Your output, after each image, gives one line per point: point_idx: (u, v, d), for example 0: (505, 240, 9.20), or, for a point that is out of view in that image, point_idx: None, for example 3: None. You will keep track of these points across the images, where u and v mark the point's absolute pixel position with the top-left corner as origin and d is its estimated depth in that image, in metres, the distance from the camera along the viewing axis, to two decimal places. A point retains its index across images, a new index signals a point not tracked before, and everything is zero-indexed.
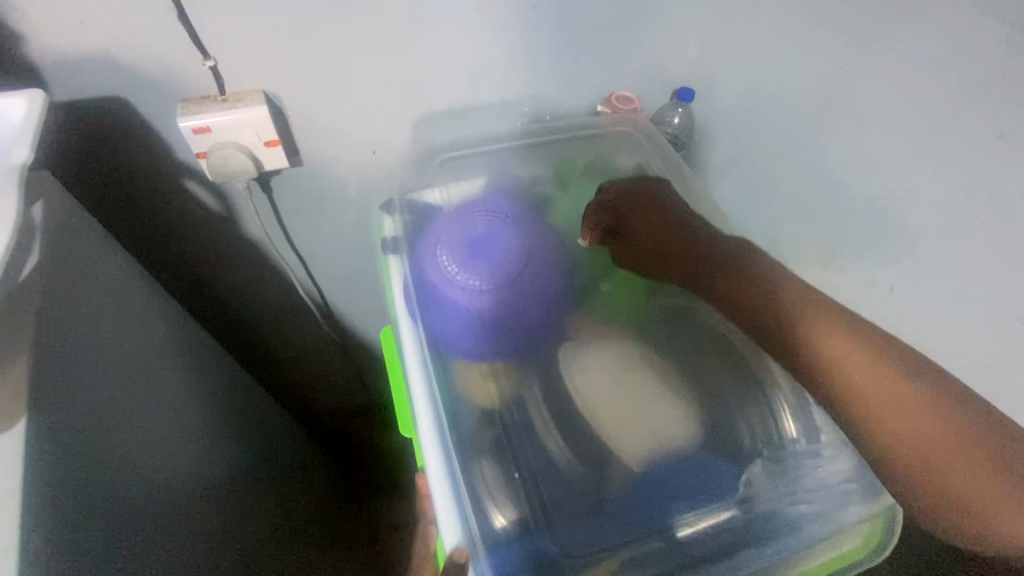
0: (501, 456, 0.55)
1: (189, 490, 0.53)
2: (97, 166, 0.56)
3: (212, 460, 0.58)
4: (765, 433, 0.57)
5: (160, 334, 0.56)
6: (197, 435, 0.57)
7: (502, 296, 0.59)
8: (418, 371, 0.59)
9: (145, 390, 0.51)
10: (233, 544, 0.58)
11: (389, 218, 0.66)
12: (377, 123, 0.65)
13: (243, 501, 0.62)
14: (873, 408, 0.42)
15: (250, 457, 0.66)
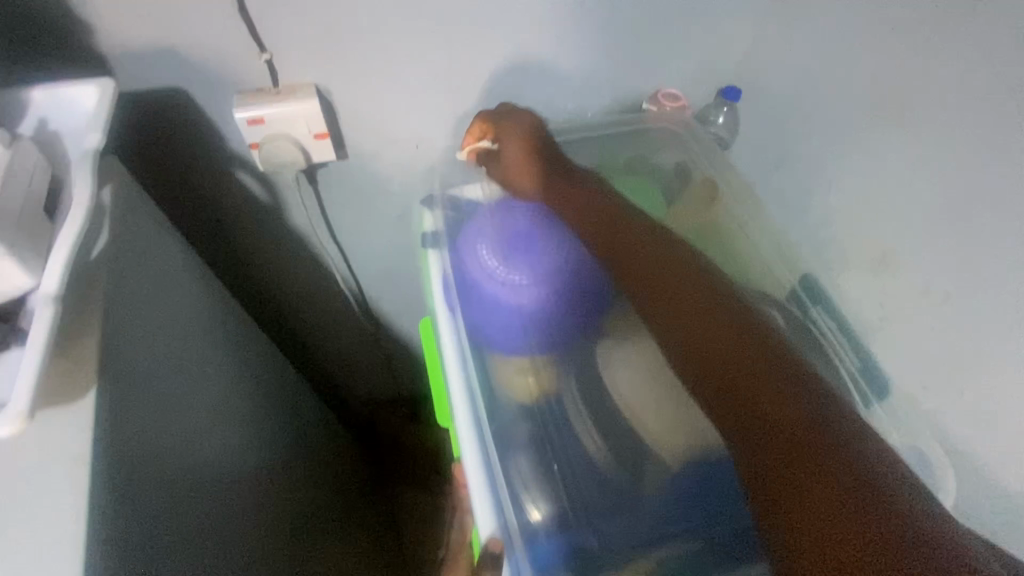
0: (541, 450, 0.52)
1: (239, 443, 0.55)
2: (160, 150, 0.61)
3: (256, 420, 0.60)
4: None
5: (211, 304, 0.59)
6: (244, 395, 0.59)
7: (545, 292, 0.56)
8: (457, 364, 0.56)
9: (200, 347, 0.53)
10: (277, 503, 0.59)
11: (430, 211, 0.64)
12: (423, 119, 0.67)
13: (281, 470, 0.63)
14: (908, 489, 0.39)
15: (286, 429, 0.68)
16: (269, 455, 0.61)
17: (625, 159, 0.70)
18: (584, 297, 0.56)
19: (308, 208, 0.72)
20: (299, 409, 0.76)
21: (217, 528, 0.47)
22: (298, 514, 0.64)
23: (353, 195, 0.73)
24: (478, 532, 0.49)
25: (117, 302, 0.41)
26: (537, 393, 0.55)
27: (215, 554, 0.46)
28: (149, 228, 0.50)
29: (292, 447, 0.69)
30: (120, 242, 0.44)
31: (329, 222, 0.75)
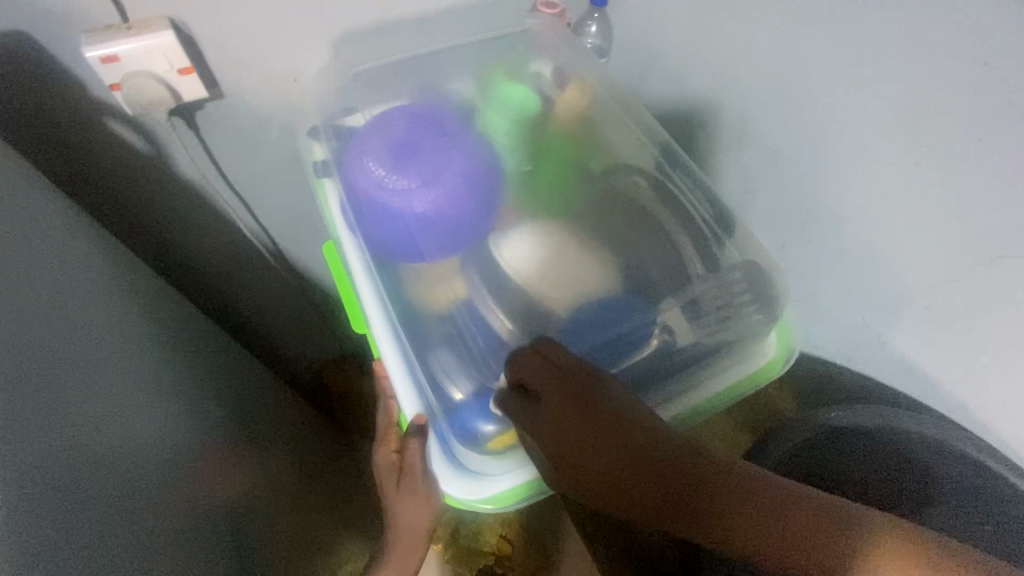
0: (458, 342, 0.55)
1: (148, 383, 0.57)
2: (12, 100, 0.58)
3: (167, 368, 0.61)
4: (674, 272, 0.55)
5: (99, 255, 0.58)
6: (152, 345, 0.61)
7: (437, 191, 0.56)
8: (364, 277, 0.58)
9: (92, 293, 0.54)
10: (196, 443, 0.61)
11: (317, 142, 0.65)
12: (295, 48, 0.66)
13: (200, 416, 0.64)
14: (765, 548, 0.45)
15: (204, 381, 0.69)
16: (185, 401, 0.62)
17: (503, 70, 0.70)
18: (476, 195, 0.57)
19: (194, 157, 0.71)
20: (220, 362, 0.76)
21: (124, 450, 0.49)
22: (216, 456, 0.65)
23: (237, 134, 0.72)
24: (404, 413, 0.52)
25: None
26: (450, 299, 0.56)
27: (115, 483, 0.46)
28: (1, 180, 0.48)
29: (213, 396, 0.69)
30: None
31: (217, 166, 0.74)
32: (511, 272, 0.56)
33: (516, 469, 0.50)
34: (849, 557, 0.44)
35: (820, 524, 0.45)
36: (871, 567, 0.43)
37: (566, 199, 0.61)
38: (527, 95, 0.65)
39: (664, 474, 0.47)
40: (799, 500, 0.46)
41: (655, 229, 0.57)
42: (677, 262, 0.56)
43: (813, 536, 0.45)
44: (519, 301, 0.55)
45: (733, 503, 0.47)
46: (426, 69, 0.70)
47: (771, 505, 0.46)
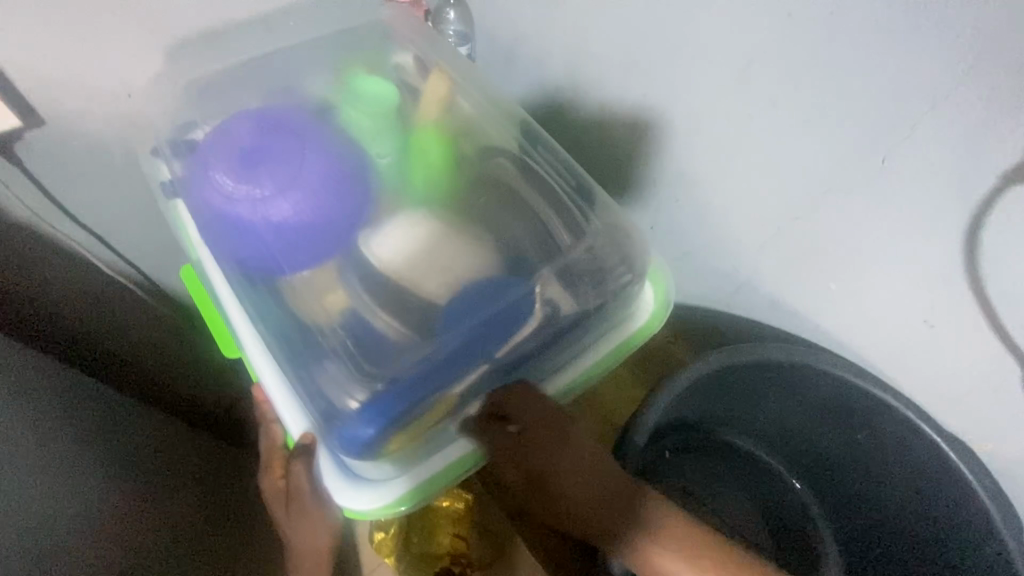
0: (346, 352, 0.51)
1: (9, 441, 0.52)
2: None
3: (41, 424, 0.57)
4: (547, 245, 0.56)
5: None
6: (19, 398, 0.55)
7: (294, 197, 0.54)
8: (232, 299, 0.54)
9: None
10: (64, 504, 0.56)
11: (162, 162, 0.60)
12: (120, 64, 0.61)
13: (81, 473, 0.59)
14: None
15: (91, 425, 0.64)
16: (60, 457, 0.57)
17: (359, 64, 0.67)
18: (338, 197, 0.55)
19: (21, 194, 0.63)
20: (104, 404, 0.69)
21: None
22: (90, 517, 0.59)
23: (66, 162, 0.65)
24: (291, 433, 0.50)
25: None
26: (331, 309, 0.53)
27: None
28: None
29: (103, 442, 0.64)
30: None
31: (54, 202, 0.66)
32: (382, 264, 0.54)
33: (409, 468, 0.49)
34: None
35: None
36: None
37: (437, 188, 0.59)
38: (386, 90, 0.63)
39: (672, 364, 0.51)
40: None
41: (525, 209, 0.57)
42: (550, 237, 0.56)
43: None
44: (398, 295, 0.53)
45: None
46: (273, 72, 0.66)
47: None
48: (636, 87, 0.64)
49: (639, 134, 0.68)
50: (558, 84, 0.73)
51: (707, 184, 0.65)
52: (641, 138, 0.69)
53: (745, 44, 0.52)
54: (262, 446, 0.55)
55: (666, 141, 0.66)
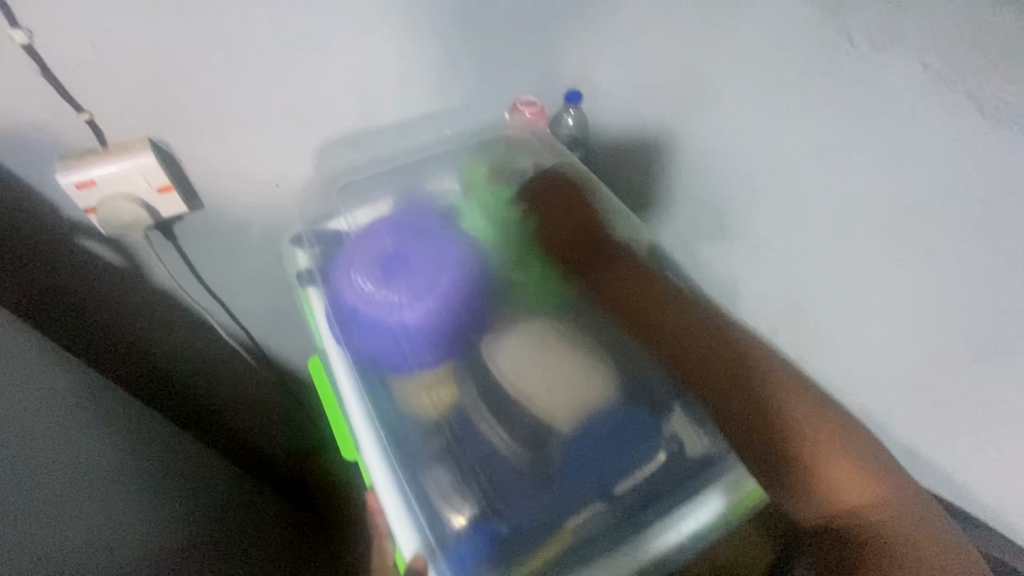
0: (455, 462, 0.53)
1: (94, 468, 0.54)
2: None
3: (144, 462, 0.62)
4: (677, 378, 0.55)
5: (76, 385, 0.58)
6: (139, 472, 0.60)
7: (427, 304, 0.56)
8: (353, 396, 0.55)
9: (59, 397, 0.55)
10: (142, 532, 0.56)
11: (301, 251, 0.64)
12: (278, 158, 0.66)
13: (161, 509, 0.61)
14: (823, 476, 0.49)
15: (194, 473, 0.71)
16: (147, 490, 0.60)
17: (486, 167, 0.70)
18: (466, 305, 0.57)
19: (171, 264, 0.69)
20: (197, 476, 0.72)
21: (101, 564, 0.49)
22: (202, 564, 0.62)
23: (213, 241, 0.70)
24: (400, 550, 0.49)
25: None
26: (442, 408, 0.55)
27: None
28: None
29: (202, 521, 0.67)
30: None
31: (196, 274, 0.72)
32: (501, 376, 0.53)
33: None
34: (821, 454, 0.49)
35: (728, 364, 0.54)
36: (833, 468, 0.49)
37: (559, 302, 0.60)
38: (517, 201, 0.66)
39: (689, 334, 0.56)
40: (781, 371, 0.53)
41: (653, 334, 0.57)
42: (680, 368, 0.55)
43: (745, 394, 0.52)
44: (517, 413, 0.52)
45: (710, 347, 0.55)
46: (408, 172, 0.70)
47: (738, 357, 0.54)
48: None
49: (765, 257, 0.67)
50: (680, 197, 0.73)
51: None
52: (767, 261, 0.67)
53: None
54: (375, 556, 0.57)
55: None
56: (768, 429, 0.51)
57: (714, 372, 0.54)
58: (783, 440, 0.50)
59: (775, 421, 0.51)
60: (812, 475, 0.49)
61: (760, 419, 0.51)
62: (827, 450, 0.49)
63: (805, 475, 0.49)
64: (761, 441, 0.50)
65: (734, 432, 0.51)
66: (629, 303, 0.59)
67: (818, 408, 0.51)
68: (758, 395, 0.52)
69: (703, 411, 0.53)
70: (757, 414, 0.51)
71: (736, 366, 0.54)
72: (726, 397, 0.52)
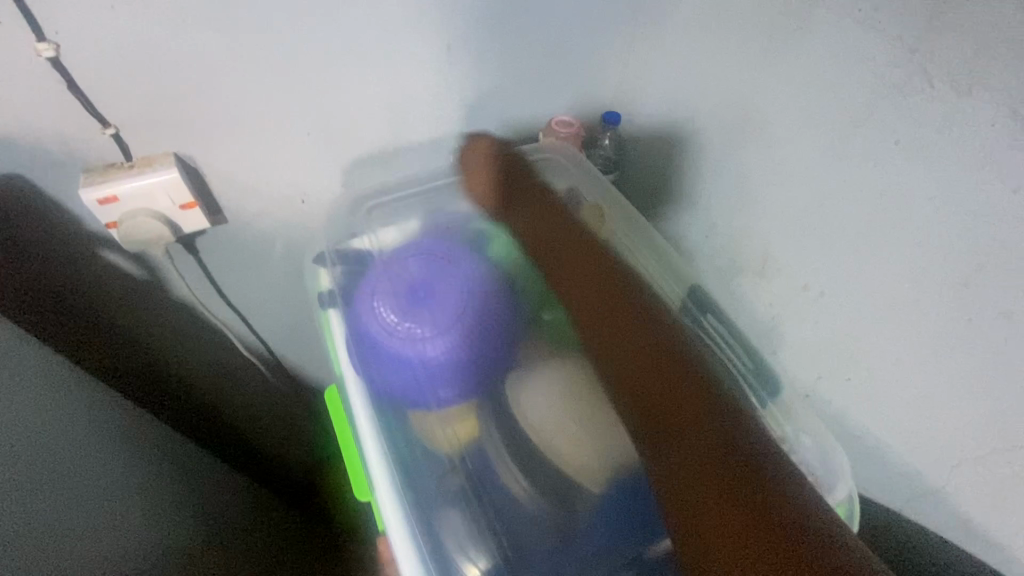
0: (472, 508, 0.50)
1: (101, 478, 0.52)
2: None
3: (151, 471, 0.59)
4: None
5: (103, 405, 0.58)
6: (163, 494, 0.59)
7: (452, 338, 0.52)
8: (370, 432, 0.52)
9: (86, 419, 0.54)
10: (155, 543, 0.55)
11: (324, 270, 0.62)
12: (303, 175, 0.64)
13: (173, 518, 0.59)
14: (703, 453, 0.42)
15: (204, 481, 0.68)
16: (156, 499, 0.58)
17: None
18: (490, 335, 0.53)
19: (191, 278, 0.67)
20: (222, 492, 0.71)
21: None
22: None
23: (235, 256, 0.68)
24: None
25: None
26: (460, 443, 0.53)
27: None
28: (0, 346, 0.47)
29: (225, 542, 0.66)
30: None
31: (217, 288, 0.70)
32: (529, 427, 0.52)
33: None
34: (719, 431, 0.43)
35: (648, 357, 0.50)
36: (727, 442, 0.42)
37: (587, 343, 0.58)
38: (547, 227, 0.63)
39: (638, 329, 0.52)
40: (700, 370, 0.48)
41: None
42: None
43: (644, 367, 0.49)
44: (547, 469, 0.51)
45: (633, 353, 0.50)
46: (435, 192, 0.67)
47: (678, 373, 0.48)
48: (820, 253, 0.59)
49: (812, 300, 0.62)
50: (720, 229, 0.69)
51: (894, 371, 0.57)
52: (813, 304, 0.62)
53: (973, 244, 0.47)
54: None
55: (845, 313, 0.59)
56: (685, 396, 0.46)
57: (641, 384, 0.48)
58: (669, 416, 0.45)
59: (686, 393, 0.46)
60: (712, 471, 0.41)
61: (684, 388, 0.46)
62: (688, 430, 0.44)
63: (721, 470, 0.41)
64: (658, 409, 0.46)
65: (647, 401, 0.47)
66: (596, 300, 0.55)
67: (699, 382, 0.47)
68: (641, 366, 0.49)
69: (641, 372, 0.49)
70: (647, 389, 0.48)
71: (675, 354, 0.49)
72: (650, 392, 0.48)
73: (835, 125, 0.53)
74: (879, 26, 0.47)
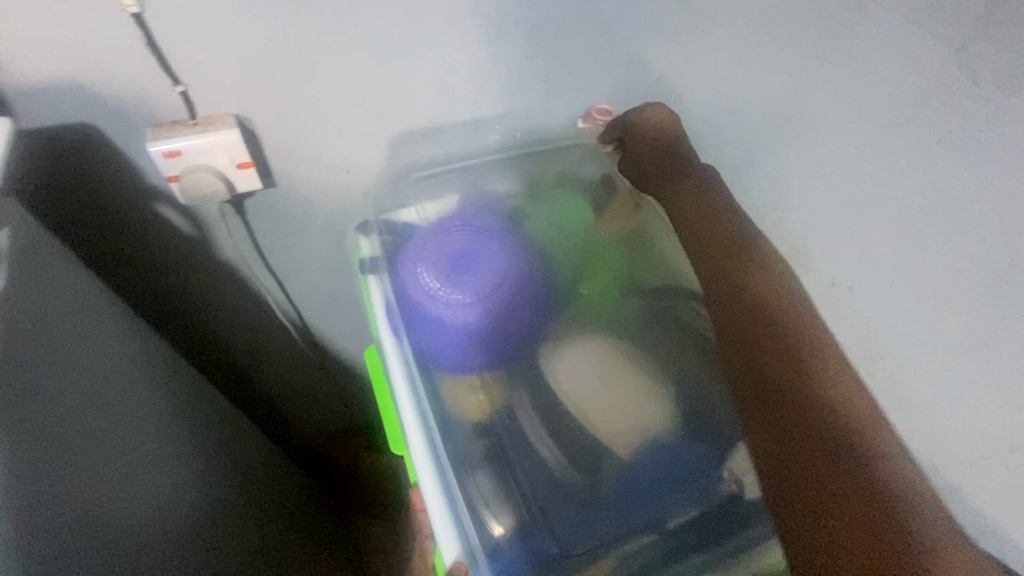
0: (500, 469, 0.52)
1: (87, 414, 0.47)
2: (63, 176, 0.58)
3: (146, 412, 0.55)
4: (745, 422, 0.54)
5: (141, 352, 0.59)
6: (190, 443, 0.60)
7: (490, 307, 0.54)
8: (406, 391, 0.55)
9: (123, 361, 0.55)
10: (141, 502, 0.49)
11: (365, 238, 0.64)
12: (352, 145, 0.66)
13: (158, 471, 0.53)
14: (767, 415, 0.45)
15: (201, 427, 0.64)
16: (159, 444, 0.55)
17: (553, 174, 0.70)
18: (526, 308, 0.56)
19: (238, 238, 0.70)
20: (243, 445, 0.73)
21: (152, 521, 0.50)
22: (237, 527, 0.63)
23: (280, 221, 0.71)
24: (441, 554, 0.48)
25: (17, 341, 0.41)
26: (490, 407, 0.55)
27: (144, 545, 0.48)
28: (51, 286, 0.48)
29: (245, 492, 0.68)
30: (17, 313, 0.42)
31: (260, 251, 0.73)
32: (563, 395, 0.53)
33: None
34: (816, 385, 0.45)
35: (767, 321, 0.49)
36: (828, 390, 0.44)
37: (617, 318, 0.60)
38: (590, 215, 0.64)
39: (741, 305, 0.51)
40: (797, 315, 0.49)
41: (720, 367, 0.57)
42: None
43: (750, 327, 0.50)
44: (579, 435, 0.52)
45: (767, 305, 0.50)
46: (478, 171, 0.71)
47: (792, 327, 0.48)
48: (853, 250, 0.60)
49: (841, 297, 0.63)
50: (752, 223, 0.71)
51: None
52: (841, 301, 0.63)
53: None
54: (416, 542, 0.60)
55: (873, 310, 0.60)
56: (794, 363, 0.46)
57: (762, 367, 0.47)
58: (785, 410, 0.44)
59: (785, 369, 0.46)
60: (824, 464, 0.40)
61: (766, 363, 0.47)
62: (799, 381, 0.45)
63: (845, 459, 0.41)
64: (757, 361, 0.48)
65: (751, 371, 0.47)
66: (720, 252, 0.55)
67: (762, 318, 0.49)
68: (758, 316, 0.50)
69: (756, 356, 0.48)
70: (766, 361, 0.47)
71: (785, 309, 0.49)
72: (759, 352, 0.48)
73: (878, 121, 0.54)
74: (932, 25, 0.48)
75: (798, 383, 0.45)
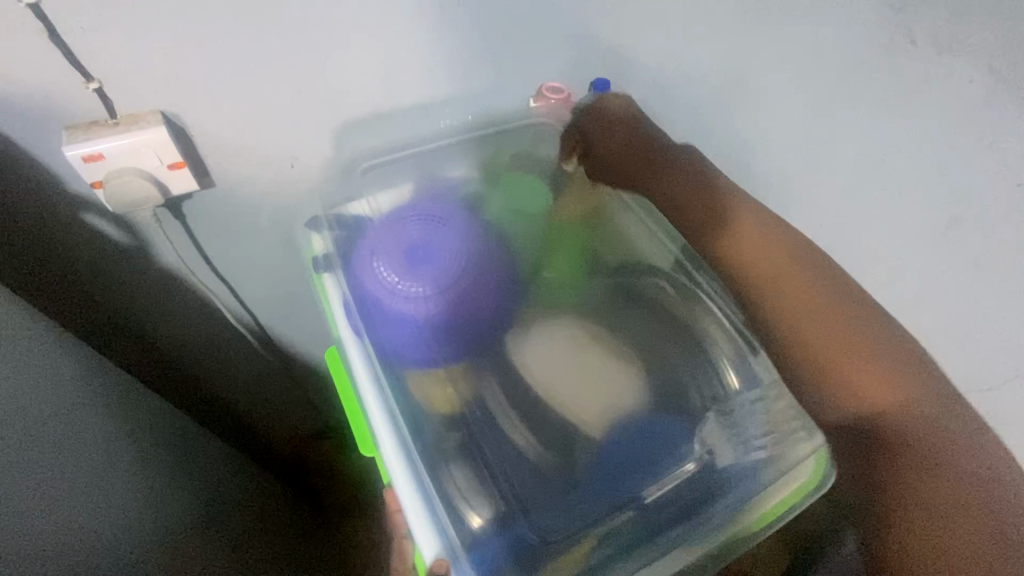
0: (474, 461, 0.51)
1: (12, 440, 0.43)
2: None
3: (90, 434, 0.52)
4: (712, 391, 0.55)
5: (82, 371, 0.55)
6: (144, 461, 0.57)
7: (452, 297, 0.53)
8: (370, 390, 0.53)
9: (62, 382, 0.51)
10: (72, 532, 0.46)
11: (318, 235, 0.61)
12: (294, 136, 0.62)
13: (97, 495, 0.50)
14: (840, 388, 0.44)
15: (156, 443, 0.61)
16: (100, 465, 0.52)
17: (510, 156, 0.68)
18: (490, 294, 0.54)
19: (178, 243, 0.66)
20: (205, 456, 0.70)
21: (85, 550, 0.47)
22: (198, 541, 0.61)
23: (223, 222, 0.67)
24: (419, 552, 0.47)
25: None
26: (459, 399, 0.53)
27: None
28: None
29: (210, 505, 0.65)
30: None
31: (204, 256, 0.69)
32: (532, 378, 0.53)
33: None
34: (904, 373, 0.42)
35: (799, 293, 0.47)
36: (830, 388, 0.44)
37: (581, 297, 0.60)
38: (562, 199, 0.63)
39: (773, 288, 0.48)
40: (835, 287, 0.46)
41: (687, 343, 0.57)
42: (716, 378, 0.56)
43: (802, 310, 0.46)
44: (549, 420, 0.52)
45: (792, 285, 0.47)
46: (430, 157, 0.68)
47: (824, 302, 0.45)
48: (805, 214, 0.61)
49: None
50: None
51: None
52: None
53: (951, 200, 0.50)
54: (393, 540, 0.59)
55: None
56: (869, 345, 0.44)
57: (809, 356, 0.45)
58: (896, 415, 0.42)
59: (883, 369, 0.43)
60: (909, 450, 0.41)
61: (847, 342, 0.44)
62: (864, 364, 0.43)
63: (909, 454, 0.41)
64: (818, 348, 0.45)
65: (796, 353, 0.46)
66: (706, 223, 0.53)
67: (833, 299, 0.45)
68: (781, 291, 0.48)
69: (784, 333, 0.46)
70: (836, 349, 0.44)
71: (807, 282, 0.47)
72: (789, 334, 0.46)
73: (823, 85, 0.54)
74: None
75: (842, 371, 0.44)
